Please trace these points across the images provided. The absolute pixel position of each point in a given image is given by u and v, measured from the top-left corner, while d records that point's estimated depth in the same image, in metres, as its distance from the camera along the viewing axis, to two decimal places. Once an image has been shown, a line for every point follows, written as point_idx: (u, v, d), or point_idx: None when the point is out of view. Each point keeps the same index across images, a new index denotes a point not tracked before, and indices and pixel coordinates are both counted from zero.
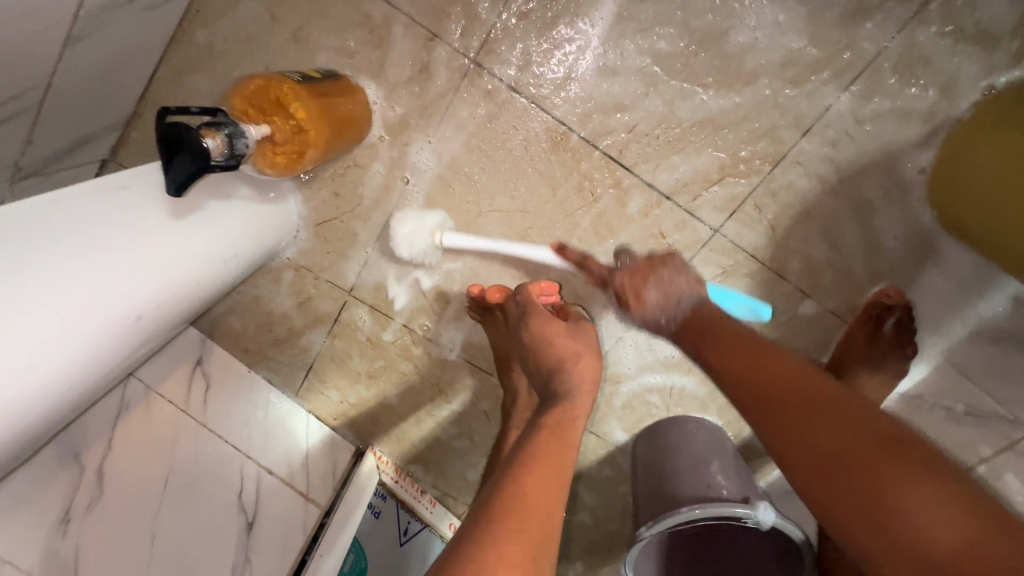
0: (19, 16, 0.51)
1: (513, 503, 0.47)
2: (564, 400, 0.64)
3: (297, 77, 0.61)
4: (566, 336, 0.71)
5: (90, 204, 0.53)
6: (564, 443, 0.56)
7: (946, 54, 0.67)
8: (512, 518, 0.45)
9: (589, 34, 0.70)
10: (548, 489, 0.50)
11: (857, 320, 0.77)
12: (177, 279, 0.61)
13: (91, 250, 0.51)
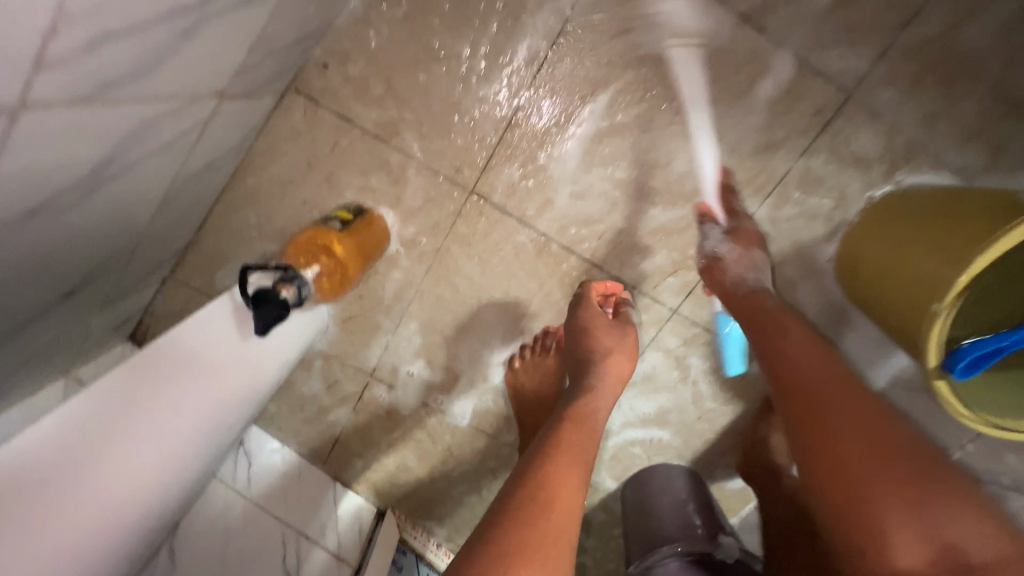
0: (126, 202, 0.68)
1: (540, 489, 0.61)
2: (588, 393, 0.79)
3: (338, 225, 0.78)
4: (605, 330, 0.87)
5: (180, 346, 0.69)
6: (588, 436, 0.71)
7: (835, 175, 0.87)
8: (538, 504, 0.59)
9: (563, 169, 0.88)
10: (574, 474, 0.65)
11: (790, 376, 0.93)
12: (245, 390, 0.76)
13: (182, 388, 0.67)
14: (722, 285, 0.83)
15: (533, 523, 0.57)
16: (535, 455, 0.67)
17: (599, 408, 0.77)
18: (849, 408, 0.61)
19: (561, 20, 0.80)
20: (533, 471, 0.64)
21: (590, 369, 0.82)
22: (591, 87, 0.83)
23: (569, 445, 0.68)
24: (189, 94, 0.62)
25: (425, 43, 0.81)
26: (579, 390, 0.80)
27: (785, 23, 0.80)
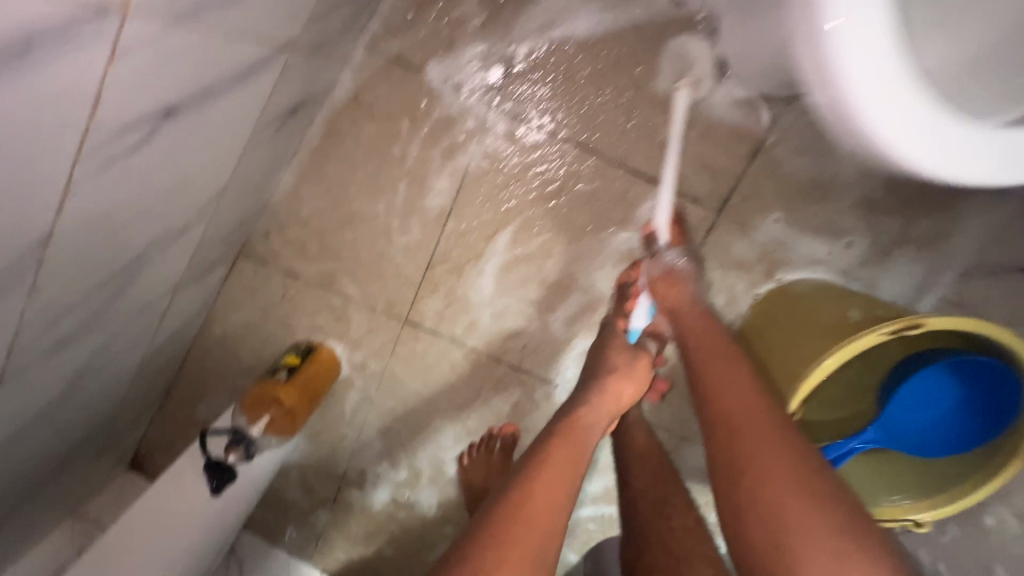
0: (99, 385, 0.82)
1: (515, 504, 0.61)
2: (581, 408, 0.76)
3: (284, 376, 0.91)
4: (618, 352, 0.82)
5: (153, 508, 0.78)
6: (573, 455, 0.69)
7: (723, 277, 0.96)
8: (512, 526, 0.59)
9: (481, 294, 1.00)
10: (551, 491, 0.64)
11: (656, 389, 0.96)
12: (206, 542, 0.83)
13: (150, 553, 0.75)
14: (681, 298, 0.80)
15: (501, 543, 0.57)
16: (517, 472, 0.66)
17: (591, 427, 0.74)
18: (761, 441, 0.61)
19: (456, 177, 0.92)
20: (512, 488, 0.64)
21: (591, 387, 0.78)
22: (492, 228, 0.95)
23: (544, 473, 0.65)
24: (145, 302, 0.78)
25: (347, 208, 0.95)
26: (572, 407, 0.77)
27: (649, 160, 0.91)
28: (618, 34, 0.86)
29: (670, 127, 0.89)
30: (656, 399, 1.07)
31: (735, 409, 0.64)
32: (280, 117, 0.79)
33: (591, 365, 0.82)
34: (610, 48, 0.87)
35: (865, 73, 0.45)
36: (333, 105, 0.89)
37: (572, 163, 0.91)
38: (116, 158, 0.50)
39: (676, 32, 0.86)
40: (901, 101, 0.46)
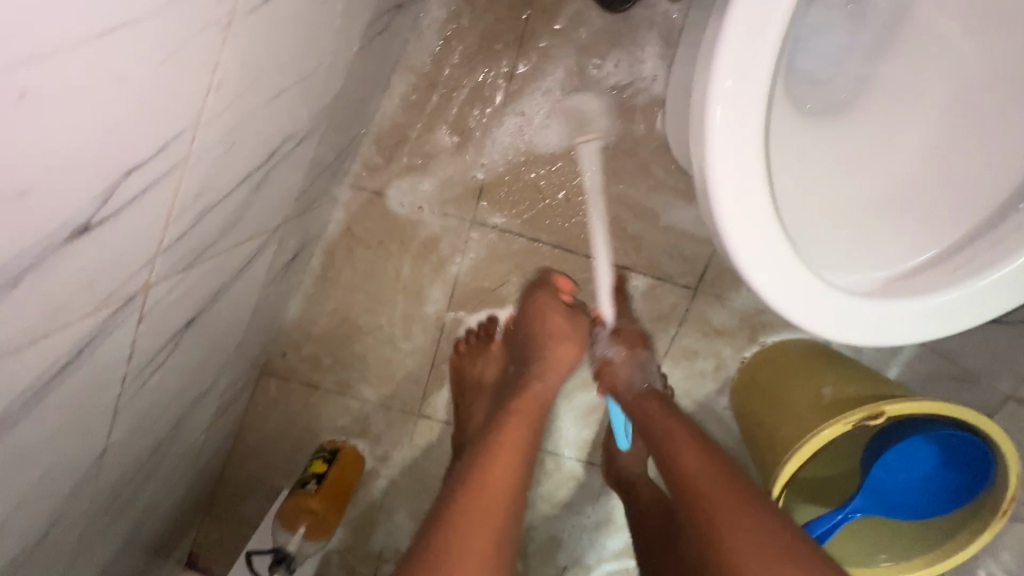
0: (152, 521, 0.92)
1: (472, 488, 0.64)
2: (534, 379, 0.79)
3: (313, 488, 1.00)
4: (560, 315, 0.84)
5: None
6: (527, 427, 0.73)
7: (708, 345, 1.02)
8: (469, 512, 0.62)
9: None
10: (505, 468, 0.67)
11: None
12: None
13: None
14: (620, 386, 0.85)
15: (459, 524, 0.60)
16: (473, 459, 0.69)
17: (544, 392, 0.78)
18: (725, 503, 0.65)
19: (448, 286, 1.00)
20: (468, 467, 0.68)
21: (538, 356, 0.82)
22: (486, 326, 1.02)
23: (501, 453, 0.69)
24: (184, 445, 0.87)
25: (352, 323, 1.04)
26: (527, 378, 0.80)
27: (622, 251, 0.96)
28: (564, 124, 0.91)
29: (637, 220, 0.94)
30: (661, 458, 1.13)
31: (695, 474, 0.69)
32: (281, 268, 0.87)
33: (531, 333, 0.85)
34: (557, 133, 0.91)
35: (769, 270, 0.51)
36: (328, 239, 0.98)
37: (551, 262, 0.97)
38: (147, 377, 0.59)
39: (632, 134, 0.91)
40: (803, 289, 0.52)
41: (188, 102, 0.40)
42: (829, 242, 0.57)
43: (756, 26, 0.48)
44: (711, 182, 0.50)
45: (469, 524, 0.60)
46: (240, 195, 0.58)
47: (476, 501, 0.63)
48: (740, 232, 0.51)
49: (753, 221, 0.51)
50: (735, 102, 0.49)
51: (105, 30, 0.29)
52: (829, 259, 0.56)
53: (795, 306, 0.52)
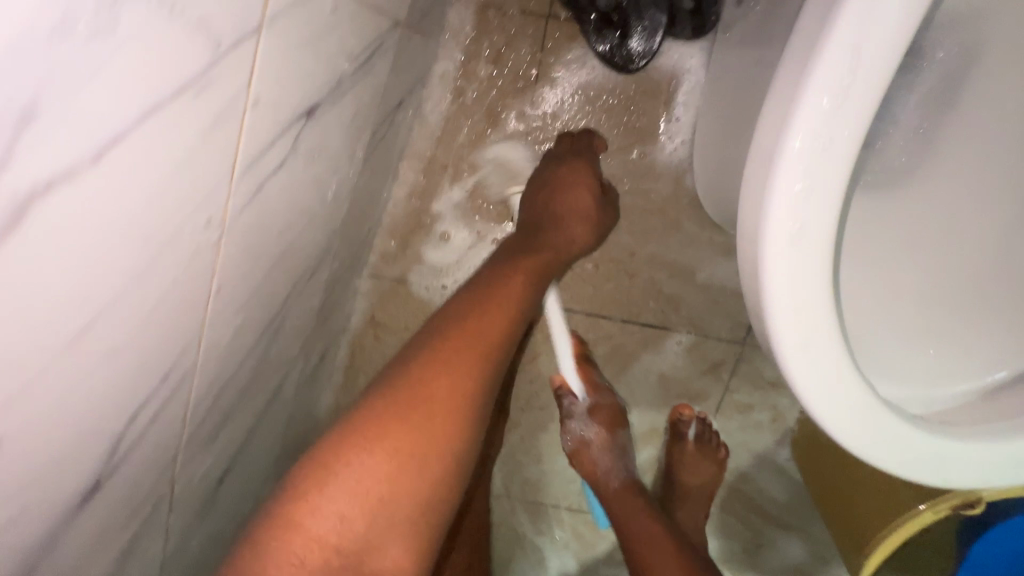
0: None
1: (465, 313, 0.56)
2: (545, 229, 0.68)
3: None
4: (586, 190, 0.70)
5: None
6: (529, 290, 0.61)
7: (762, 397, 0.95)
8: (458, 333, 0.55)
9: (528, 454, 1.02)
10: (501, 325, 0.57)
11: (669, 434, 0.91)
12: None
13: None
14: (597, 470, 0.79)
15: (439, 360, 0.52)
16: (470, 290, 0.59)
17: (557, 262, 0.67)
18: None
19: None
20: (460, 298, 0.59)
21: (554, 221, 0.68)
22: (525, 394, 0.98)
23: (498, 298, 0.58)
24: None
25: None
26: (536, 225, 0.68)
27: (658, 311, 0.90)
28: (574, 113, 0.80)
29: (674, 280, 0.88)
30: (721, 513, 1.02)
31: None
32: (309, 375, 0.85)
33: (546, 194, 0.70)
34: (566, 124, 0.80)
35: (869, 424, 0.39)
36: (353, 330, 0.95)
37: (584, 330, 0.91)
38: (184, 544, 0.57)
39: (658, 192, 0.84)
40: (911, 445, 0.39)
41: (191, 321, 0.37)
42: (894, 361, 0.46)
43: (815, 179, 0.33)
44: (789, 376, 0.38)
45: (444, 354, 0.53)
46: (258, 350, 0.56)
47: (458, 333, 0.55)
48: (838, 423, 0.39)
49: (850, 407, 0.38)
50: (799, 281, 0.35)
51: (84, 329, 0.27)
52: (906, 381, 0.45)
53: (899, 461, 0.40)
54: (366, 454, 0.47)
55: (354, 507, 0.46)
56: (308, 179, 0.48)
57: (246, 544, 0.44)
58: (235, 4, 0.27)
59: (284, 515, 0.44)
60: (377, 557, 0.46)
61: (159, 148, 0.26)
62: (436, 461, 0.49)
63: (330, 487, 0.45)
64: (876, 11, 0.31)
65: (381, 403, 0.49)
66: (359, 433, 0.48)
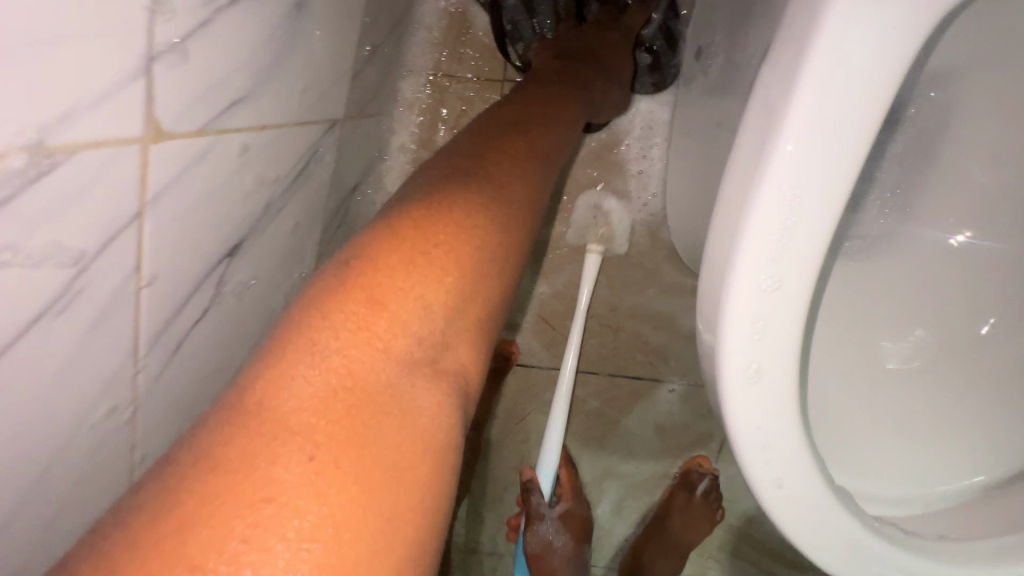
0: None
1: (531, 106, 0.47)
2: (603, 77, 0.59)
3: None
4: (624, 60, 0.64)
5: None
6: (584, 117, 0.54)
7: None
8: (524, 118, 0.45)
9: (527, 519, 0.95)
10: (565, 130, 0.49)
11: (677, 483, 0.85)
12: None
13: None
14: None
15: (511, 138, 0.42)
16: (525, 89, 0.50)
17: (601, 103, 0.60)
18: None
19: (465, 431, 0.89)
20: (519, 94, 0.49)
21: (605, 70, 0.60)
22: (519, 452, 0.92)
23: (562, 105, 0.50)
24: None
25: None
26: (593, 58, 0.60)
27: (647, 363, 0.86)
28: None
29: (659, 332, 0.85)
30: (733, 559, 0.96)
31: None
32: None
33: (599, 44, 0.61)
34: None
35: (853, 552, 0.35)
36: None
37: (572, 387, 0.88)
38: None
39: (634, 244, 0.82)
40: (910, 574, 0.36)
41: (108, 508, 0.34)
42: (876, 459, 0.43)
43: (780, 292, 0.29)
44: (772, 515, 0.34)
45: (510, 150, 0.41)
46: None
47: (522, 131, 0.44)
48: (826, 557, 0.35)
49: (838, 540, 0.35)
50: (764, 421, 0.32)
51: None
52: (893, 483, 0.42)
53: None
54: (447, 230, 0.32)
55: (439, 292, 0.29)
56: (243, 312, 0.45)
57: (278, 331, 0.26)
58: (99, 214, 0.25)
59: (362, 287, 0.27)
60: (454, 365, 0.29)
61: (13, 387, 0.24)
62: (508, 262, 0.36)
63: (411, 265, 0.29)
64: (818, 142, 0.28)
65: (450, 181, 0.36)
66: (433, 205, 0.33)
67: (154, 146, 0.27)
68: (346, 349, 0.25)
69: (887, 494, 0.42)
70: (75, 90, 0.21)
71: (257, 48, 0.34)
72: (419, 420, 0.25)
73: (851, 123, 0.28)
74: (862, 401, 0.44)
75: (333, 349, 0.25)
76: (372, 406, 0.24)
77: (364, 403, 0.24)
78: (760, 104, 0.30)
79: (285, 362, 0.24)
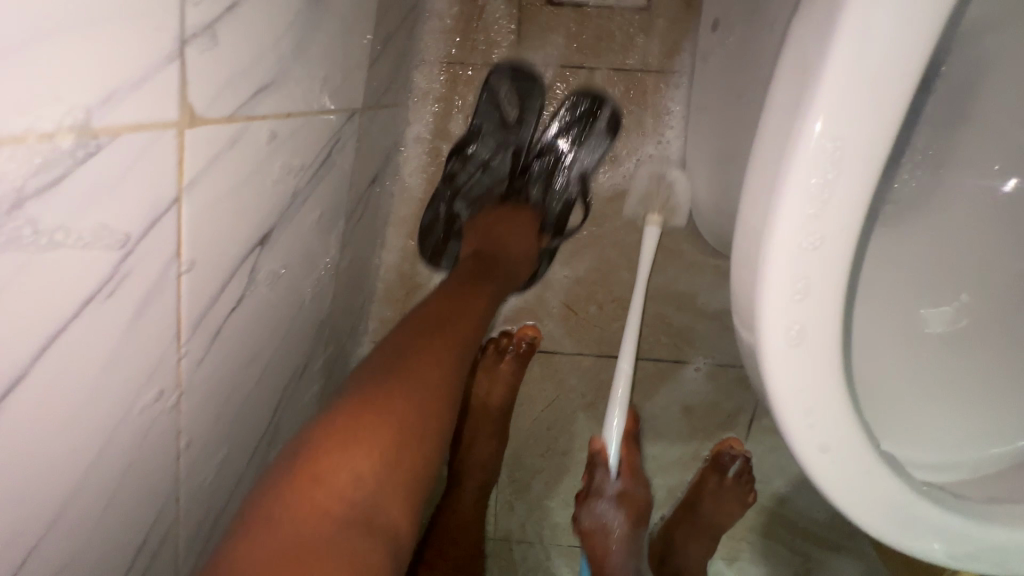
0: None
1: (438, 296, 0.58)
2: (508, 256, 0.68)
3: None
4: (528, 238, 0.72)
5: None
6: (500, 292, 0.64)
7: None
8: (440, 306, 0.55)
9: (556, 504, 0.95)
10: (476, 305, 0.58)
11: (708, 465, 0.85)
12: None
13: None
14: (611, 563, 0.68)
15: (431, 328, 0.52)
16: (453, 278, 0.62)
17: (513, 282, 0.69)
18: None
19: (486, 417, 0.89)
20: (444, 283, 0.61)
21: (508, 249, 0.69)
22: (545, 437, 0.92)
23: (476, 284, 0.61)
24: None
25: None
26: (495, 241, 0.69)
27: (670, 345, 0.85)
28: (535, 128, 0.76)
29: (681, 313, 0.84)
30: (765, 539, 0.95)
31: None
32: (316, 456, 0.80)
33: (498, 230, 0.70)
34: (535, 151, 0.76)
35: (899, 515, 0.35)
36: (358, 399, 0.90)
37: (596, 371, 0.88)
38: None
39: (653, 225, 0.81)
40: (960, 536, 0.35)
41: (154, 491, 0.35)
42: (917, 425, 0.42)
43: (820, 251, 0.28)
44: (815, 480, 0.34)
45: (430, 337, 0.51)
46: (252, 469, 0.53)
47: (441, 318, 0.54)
48: (873, 521, 0.35)
49: (884, 503, 0.34)
50: (807, 383, 0.31)
51: (17, 565, 0.25)
52: (933, 447, 0.42)
53: (949, 552, 0.35)
54: (383, 413, 0.41)
55: (372, 466, 0.38)
56: (273, 301, 0.45)
57: (246, 519, 0.34)
58: (139, 196, 0.25)
59: (304, 472, 0.36)
60: (387, 521, 0.38)
61: (68, 368, 0.24)
62: (434, 434, 0.44)
63: (348, 447, 0.38)
64: (858, 92, 0.27)
65: (387, 371, 0.45)
66: (373, 395, 0.42)
67: (189, 131, 0.27)
68: (294, 523, 0.34)
69: (928, 459, 0.41)
70: (114, 70, 0.22)
71: (280, 37, 0.34)
72: (362, 561, 0.34)
73: (893, 71, 0.27)
74: (899, 365, 0.43)
75: (284, 525, 0.33)
76: (318, 563, 0.32)
77: (313, 558, 0.32)
78: (796, 56, 0.29)
79: (244, 543, 0.32)
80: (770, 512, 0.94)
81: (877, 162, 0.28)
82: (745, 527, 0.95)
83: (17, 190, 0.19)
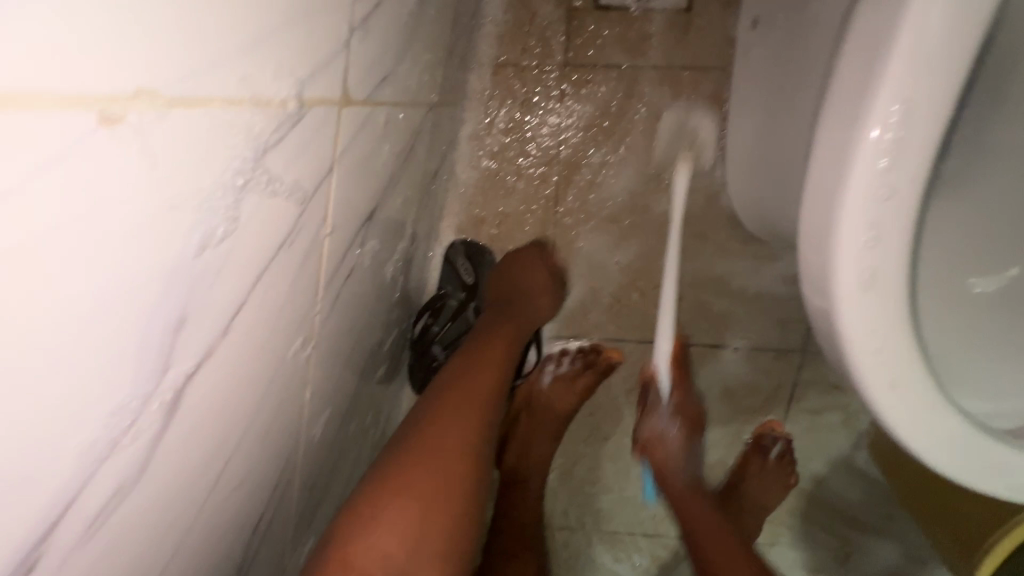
0: None
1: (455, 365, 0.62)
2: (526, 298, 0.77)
3: None
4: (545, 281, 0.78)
5: None
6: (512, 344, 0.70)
7: (831, 402, 0.91)
8: (456, 379, 0.59)
9: (600, 488, 0.98)
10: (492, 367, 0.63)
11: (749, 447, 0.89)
12: None
13: None
14: (669, 461, 0.73)
15: (447, 398, 0.56)
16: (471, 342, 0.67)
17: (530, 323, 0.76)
18: None
19: None
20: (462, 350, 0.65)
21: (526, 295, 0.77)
22: (589, 422, 0.95)
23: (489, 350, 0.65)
24: None
25: None
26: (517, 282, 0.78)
27: (709, 330, 0.89)
28: (583, 128, 0.81)
29: (720, 298, 0.88)
30: (806, 523, 0.97)
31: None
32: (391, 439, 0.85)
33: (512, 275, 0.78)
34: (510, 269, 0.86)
35: (961, 452, 0.38)
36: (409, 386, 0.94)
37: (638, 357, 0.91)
38: None
39: (690, 213, 0.85)
40: (1016, 472, 0.38)
41: (287, 436, 0.39)
42: (976, 375, 0.44)
43: (889, 201, 0.33)
44: (882, 418, 0.37)
45: (449, 408, 0.55)
46: (339, 436, 0.57)
47: (459, 386, 0.58)
48: (937, 459, 0.38)
49: (946, 441, 0.38)
50: (877, 325, 0.35)
51: (216, 477, 0.29)
52: (998, 396, 0.43)
53: (1008, 487, 0.39)
54: (406, 494, 0.47)
55: (398, 542, 0.45)
56: (368, 275, 0.50)
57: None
58: (315, 160, 0.29)
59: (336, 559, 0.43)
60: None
61: (266, 304, 0.28)
62: (459, 503, 0.50)
63: (376, 528, 0.45)
64: (922, 64, 0.31)
65: (408, 453, 0.50)
66: (396, 476, 0.48)
67: (344, 112, 0.32)
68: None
69: (993, 406, 0.43)
70: (316, 54, 0.26)
71: (395, 36, 0.39)
72: None
73: (952, 45, 0.31)
74: (952, 326, 0.46)
75: None
76: None
77: None
78: (862, 36, 0.33)
79: None
80: (810, 494, 0.96)
81: (940, 124, 0.32)
82: (785, 511, 0.97)
83: (266, 142, 0.23)
